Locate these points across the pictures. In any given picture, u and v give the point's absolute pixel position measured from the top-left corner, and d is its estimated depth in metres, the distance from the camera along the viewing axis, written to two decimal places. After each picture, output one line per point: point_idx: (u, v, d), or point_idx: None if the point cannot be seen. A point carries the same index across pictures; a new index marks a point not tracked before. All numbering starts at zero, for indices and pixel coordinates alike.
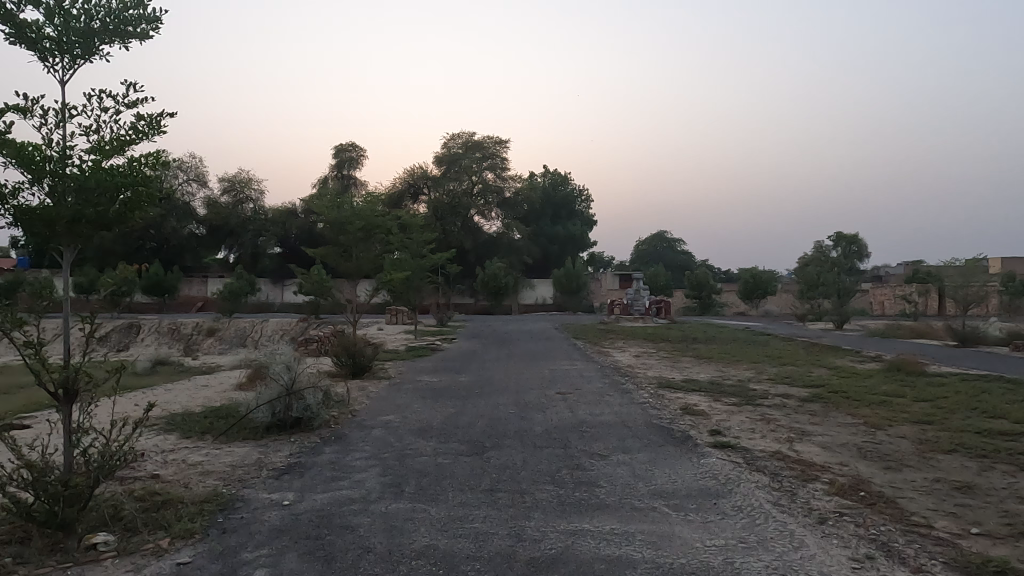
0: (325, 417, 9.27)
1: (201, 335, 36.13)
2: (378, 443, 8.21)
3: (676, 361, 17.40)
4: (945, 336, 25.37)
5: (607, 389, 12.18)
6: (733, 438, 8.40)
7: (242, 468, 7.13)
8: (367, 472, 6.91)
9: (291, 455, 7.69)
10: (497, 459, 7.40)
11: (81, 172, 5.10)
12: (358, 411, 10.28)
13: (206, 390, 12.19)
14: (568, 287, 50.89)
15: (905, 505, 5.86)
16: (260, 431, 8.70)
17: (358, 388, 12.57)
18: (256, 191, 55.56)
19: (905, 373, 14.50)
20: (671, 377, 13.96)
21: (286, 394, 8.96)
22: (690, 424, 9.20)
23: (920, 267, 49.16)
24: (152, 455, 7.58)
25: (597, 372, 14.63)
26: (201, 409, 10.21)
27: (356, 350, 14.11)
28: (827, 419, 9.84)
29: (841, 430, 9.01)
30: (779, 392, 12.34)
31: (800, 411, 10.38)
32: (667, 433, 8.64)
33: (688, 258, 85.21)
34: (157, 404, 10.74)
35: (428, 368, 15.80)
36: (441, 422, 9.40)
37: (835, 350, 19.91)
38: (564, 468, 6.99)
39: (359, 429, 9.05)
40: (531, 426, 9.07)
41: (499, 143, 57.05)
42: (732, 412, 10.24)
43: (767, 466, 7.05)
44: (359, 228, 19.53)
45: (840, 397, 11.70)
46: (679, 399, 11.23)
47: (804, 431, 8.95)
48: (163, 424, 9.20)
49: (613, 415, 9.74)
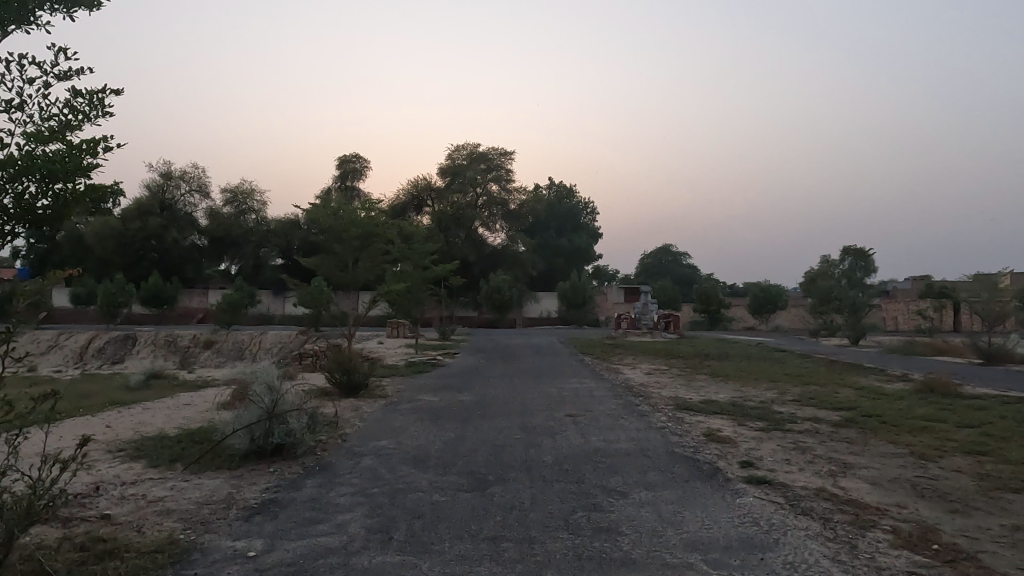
0: (310, 444, 8.32)
1: (198, 346, 35.27)
2: (367, 475, 7.31)
3: (690, 379, 16.33)
4: (968, 353, 24.32)
5: (620, 411, 11.24)
6: (768, 471, 7.45)
7: (209, 507, 6.20)
8: (353, 512, 5.99)
9: (268, 489, 6.76)
10: (501, 496, 6.48)
11: (7, 159, 4.28)
12: (349, 435, 9.34)
13: (187, 409, 11.31)
14: (574, 301, 49.86)
15: (991, 563, 4.90)
16: (236, 460, 7.77)
17: (350, 408, 11.65)
18: (258, 202, 55.07)
19: (941, 394, 13.43)
20: (688, 398, 13.00)
21: (266, 418, 7.98)
22: (717, 454, 8.24)
23: (934, 284, 48.31)
24: (108, 490, 6.68)
25: (609, 392, 13.65)
26: (176, 432, 9.29)
27: (351, 366, 13.24)
28: (866, 447, 8.90)
29: (886, 462, 8.03)
30: (807, 415, 11.36)
31: (836, 439, 9.39)
32: (692, 464, 7.67)
33: (694, 272, 84.40)
34: (129, 426, 9.84)
35: (428, 386, 14.81)
36: (440, 450, 8.47)
37: (858, 368, 18.89)
38: (579, 509, 6.05)
39: (348, 457, 8.12)
40: (540, 454, 8.13)
41: (505, 155, 56.44)
42: (761, 440, 9.26)
43: (814, 508, 6.08)
44: (355, 237, 18.85)
45: (875, 421, 10.74)
46: (700, 423, 10.25)
47: (846, 463, 7.98)
48: (132, 451, 8.29)
49: (630, 442, 8.79)
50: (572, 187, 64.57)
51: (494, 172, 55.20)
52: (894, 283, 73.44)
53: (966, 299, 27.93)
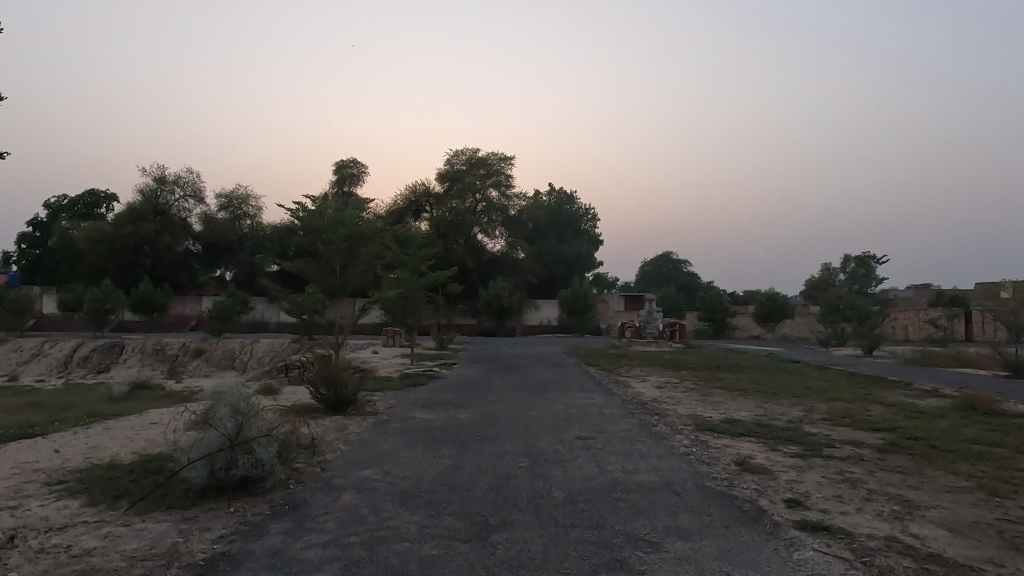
0: (282, 476, 7.12)
1: (187, 355, 34.02)
2: (345, 517, 6.12)
3: (706, 394, 15.10)
4: (992, 365, 23.15)
5: (636, 432, 10.08)
6: (821, 513, 6.28)
7: (144, 563, 5.01)
8: (322, 572, 4.82)
9: (223, 537, 5.57)
10: (506, 548, 5.30)
11: None
12: (329, 464, 8.16)
13: (152, 429, 10.11)
14: (575, 309, 48.67)
15: None
16: (192, 497, 6.58)
17: (335, 428, 10.46)
18: (254, 208, 53.97)
19: (985, 413, 12.20)
20: (707, 416, 11.81)
21: (229, 446, 6.77)
22: (756, 488, 7.07)
23: (944, 294, 47.21)
24: (27, 540, 5.48)
25: (620, 409, 12.48)
26: (131, 460, 8.09)
27: (338, 380, 12.05)
28: (925, 479, 7.72)
29: (956, 500, 6.84)
30: (844, 438, 10.19)
31: (888, 469, 8.20)
32: (730, 503, 6.48)
33: (694, 280, 83.36)
34: (79, 452, 8.62)
35: (422, 402, 13.62)
36: (433, 482, 7.28)
37: (882, 382, 17.72)
38: (602, 568, 4.87)
39: (324, 492, 6.94)
40: (550, 489, 6.94)
41: (505, 160, 55.39)
42: (800, 469, 8.07)
43: (895, 569, 4.90)
44: (343, 238, 17.69)
45: (923, 446, 9.58)
46: (727, 448, 9.05)
47: (909, 501, 6.81)
48: (72, 485, 7.09)
49: (653, 472, 7.61)
50: (572, 194, 63.53)
51: (494, 178, 54.21)
52: (898, 292, 72.30)
53: (986, 308, 26.73)
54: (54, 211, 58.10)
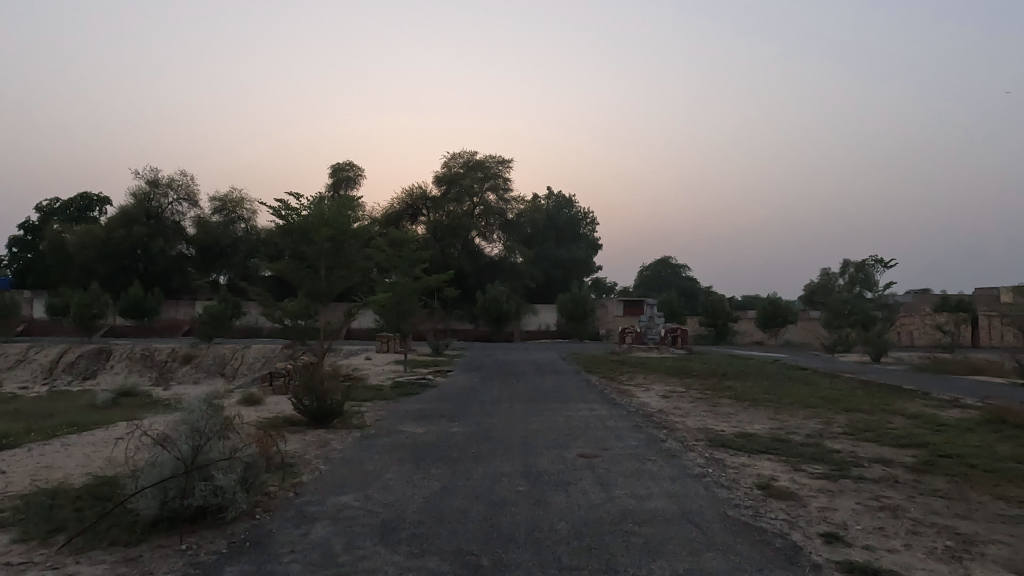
0: (246, 505, 6.24)
1: (176, 361, 33.11)
2: (313, 556, 5.25)
3: (715, 405, 14.24)
4: (1008, 372, 22.27)
5: (646, 449, 9.21)
6: (866, 551, 5.42)
7: None
8: None
9: None
10: None
11: None
12: (305, 488, 7.29)
13: (115, 445, 9.22)
14: (574, 314, 47.79)
15: None
16: (142, 530, 5.71)
17: (317, 444, 9.59)
18: (248, 211, 52.91)
19: (1016, 426, 11.36)
20: (721, 430, 10.93)
21: (184, 472, 5.87)
22: (786, 518, 6.22)
23: (948, 298, 46.43)
24: None
25: (626, 422, 11.59)
26: (81, 484, 7.19)
27: (323, 391, 11.18)
28: (973, 505, 6.87)
29: (1013, 532, 6.01)
30: (872, 455, 9.34)
31: (928, 492, 7.36)
32: (759, 539, 5.63)
33: (695, 285, 82.49)
34: (28, 473, 7.74)
35: (413, 413, 12.75)
36: (420, 511, 6.42)
37: (899, 390, 16.86)
38: None
39: (295, 523, 6.08)
40: (552, 520, 6.09)
41: (502, 163, 54.56)
42: (831, 493, 7.23)
43: None
44: (328, 238, 16.83)
45: (959, 464, 8.74)
46: (747, 468, 8.19)
47: (962, 533, 5.98)
48: (6, 516, 6.21)
49: (667, 499, 6.76)
50: (571, 198, 62.74)
51: (492, 181, 53.39)
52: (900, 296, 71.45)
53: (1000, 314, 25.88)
54: (46, 214, 57.22)
